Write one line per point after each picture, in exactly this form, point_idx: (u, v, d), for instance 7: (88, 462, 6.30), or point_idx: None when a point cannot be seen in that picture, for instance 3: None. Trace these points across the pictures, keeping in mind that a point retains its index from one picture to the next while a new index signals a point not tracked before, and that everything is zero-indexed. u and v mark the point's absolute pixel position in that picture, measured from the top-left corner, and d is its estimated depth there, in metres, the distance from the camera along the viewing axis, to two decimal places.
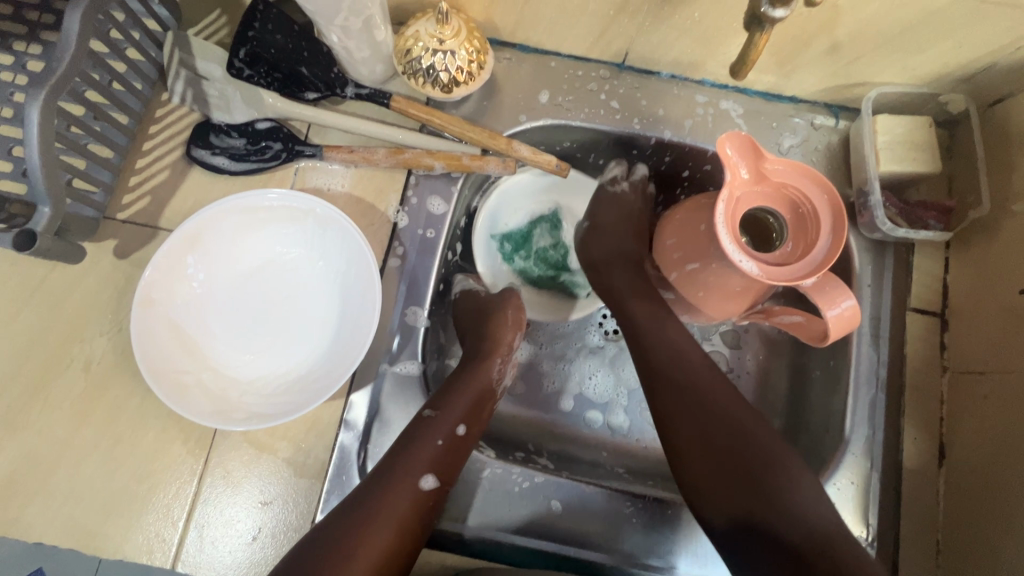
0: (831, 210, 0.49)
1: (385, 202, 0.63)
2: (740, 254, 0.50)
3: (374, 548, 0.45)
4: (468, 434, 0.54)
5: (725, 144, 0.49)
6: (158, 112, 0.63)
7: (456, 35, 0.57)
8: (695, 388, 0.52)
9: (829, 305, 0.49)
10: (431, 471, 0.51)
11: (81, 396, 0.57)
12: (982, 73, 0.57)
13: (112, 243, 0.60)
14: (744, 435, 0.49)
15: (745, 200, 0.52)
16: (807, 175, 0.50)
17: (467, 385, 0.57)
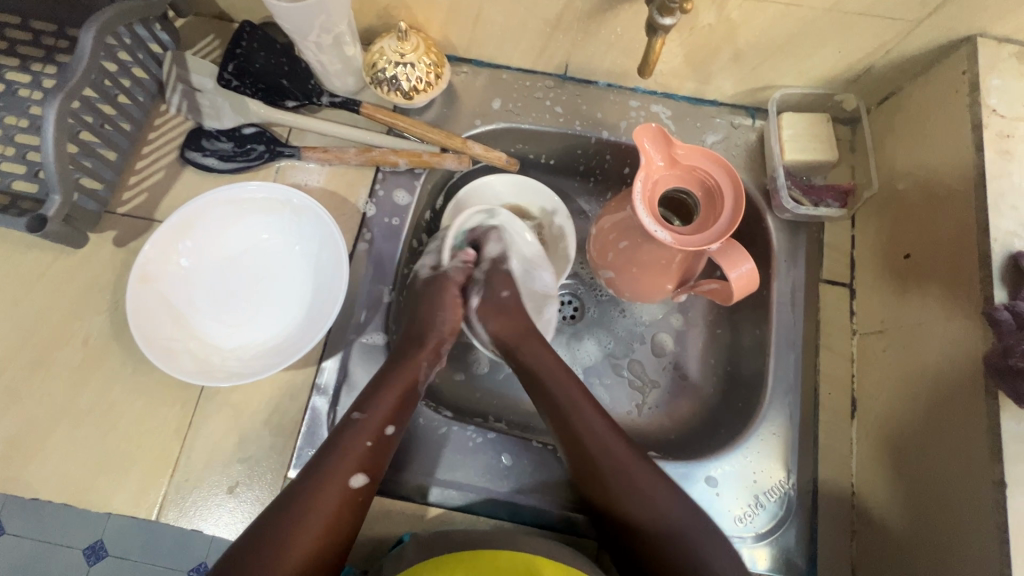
0: (732, 187, 0.57)
1: (355, 195, 0.71)
2: (655, 225, 0.58)
3: (302, 548, 0.51)
4: (394, 436, 0.58)
5: (639, 136, 0.58)
6: (157, 121, 0.72)
7: (415, 50, 0.67)
8: (597, 449, 0.58)
9: (731, 268, 0.57)
10: (360, 471, 0.56)
11: (79, 367, 0.63)
12: (864, 74, 0.66)
13: (112, 233, 0.68)
14: (637, 489, 0.56)
15: (662, 183, 0.60)
16: (711, 159, 0.59)
17: (393, 386, 0.59)
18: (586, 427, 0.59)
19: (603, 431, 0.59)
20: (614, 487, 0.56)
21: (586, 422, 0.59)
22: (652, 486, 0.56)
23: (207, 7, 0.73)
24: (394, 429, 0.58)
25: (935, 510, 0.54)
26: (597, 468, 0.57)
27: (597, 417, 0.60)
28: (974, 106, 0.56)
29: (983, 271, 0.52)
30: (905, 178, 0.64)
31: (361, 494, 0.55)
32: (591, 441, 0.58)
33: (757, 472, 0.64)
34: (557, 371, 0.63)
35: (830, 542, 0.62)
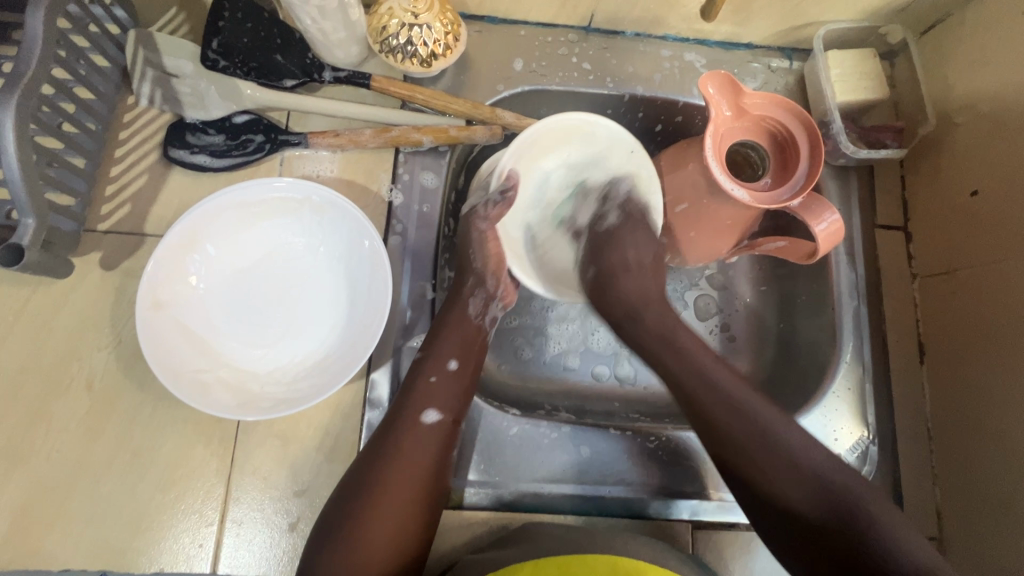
0: (807, 134, 0.54)
1: (377, 182, 0.63)
2: (731, 183, 0.53)
3: (403, 488, 0.51)
4: (461, 370, 0.56)
5: (707, 83, 0.53)
6: (126, 116, 0.61)
7: (430, 8, 0.58)
8: (709, 394, 0.52)
9: (816, 220, 0.54)
10: (433, 407, 0.54)
11: (87, 415, 0.55)
12: (914, 3, 0.63)
13: (97, 255, 0.58)
14: (764, 430, 0.50)
15: (729, 136, 0.56)
16: (782, 107, 0.55)
17: (451, 323, 0.58)
18: (685, 363, 0.54)
19: (719, 369, 0.54)
20: (735, 431, 0.51)
21: (692, 367, 0.54)
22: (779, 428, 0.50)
23: None
24: (458, 364, 0.56)
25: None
26: (698, 400, 0.53)
27: (710, 359, 0.55)
28: None
29: None
30: (963, 110, 0.62)
31: (437, 430, 0.53)
32: (694, 373, 0.54)
33: (836, 429, 0.62)
34: (634, 282, 0.61)
35: (912, 488, 0.62)
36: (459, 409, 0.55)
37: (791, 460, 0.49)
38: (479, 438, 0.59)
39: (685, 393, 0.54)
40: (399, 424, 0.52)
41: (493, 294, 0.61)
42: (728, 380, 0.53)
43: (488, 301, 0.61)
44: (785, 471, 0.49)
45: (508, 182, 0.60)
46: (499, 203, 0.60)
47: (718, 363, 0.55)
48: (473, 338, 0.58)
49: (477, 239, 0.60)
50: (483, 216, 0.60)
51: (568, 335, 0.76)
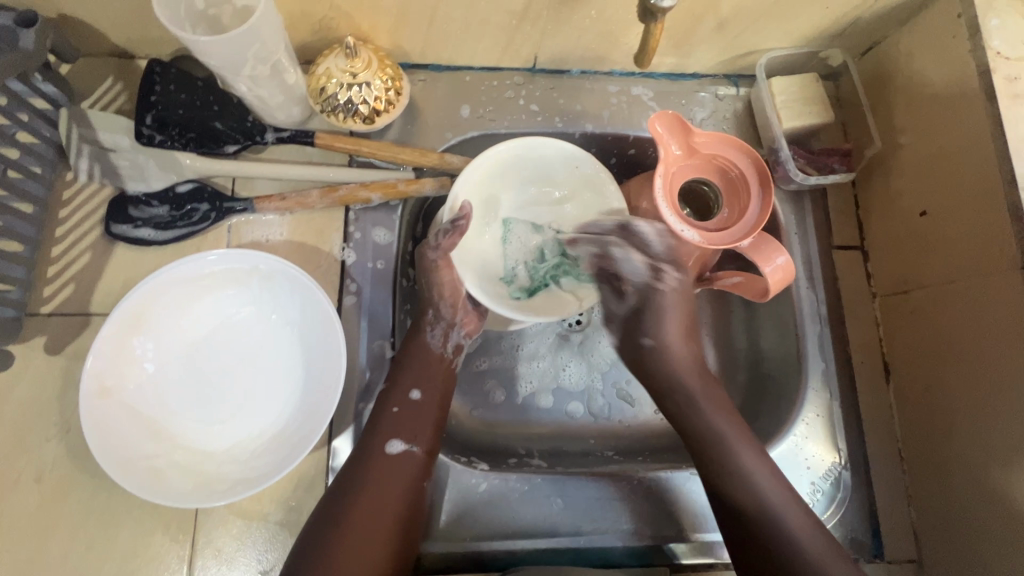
0: (757, 172, 0.54)
1: (328, 242, 0.62)
2: (682, 224, 0.53)
3: (372, 523, 0.50)
4: (424, 399, 0.57)
5: (656, 122, 0.53)
6: (65, 193, 0.59)
7: (368, 66, 0.57)
8: (710, 441, 0.56)
9: (766, 263, 0.55)
10: (397, 437, 0.54)
11: (38, 509, 0.53)
12: (850, 28, 0.63)
13: (41, 340, 0.56)
14: (747, 475, 0.54)
15: (680, 174, 0.56)
16: (732, 145, 0.55)
17: (413, 354, 0.59)
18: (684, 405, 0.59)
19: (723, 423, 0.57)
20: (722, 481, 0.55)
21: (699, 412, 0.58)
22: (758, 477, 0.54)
23: (98, 45, 0.60)
24: (423, 393, 0.57)
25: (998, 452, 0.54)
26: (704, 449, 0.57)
27: (720, 415, 0.58)
28: (977, 50, 0.54)
29: (1017, 223, 0.50)
30: (907, 131, 0.62)
31: (404, 460, 0.53)
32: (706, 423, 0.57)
33: (808, 457, 0.62)
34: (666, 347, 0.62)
35: (888, 510, 0.62)
36: (427, 438, 0.55)
37: (780, 519, 0.52)
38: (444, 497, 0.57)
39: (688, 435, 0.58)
40: (367, 456, 0.53)
41: (453, 323, 0.62)
42: (738, 434, 0.57)
43: (449, 329, 0.61)
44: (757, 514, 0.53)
45: (461, 214, 0.58)
46: (450, 232, 0.57)
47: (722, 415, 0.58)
48: (436, 366, 0.59)
49: (430, 268, 0.60)
50: (433, 246, 0.58)
51: (539, 374, 0.74)
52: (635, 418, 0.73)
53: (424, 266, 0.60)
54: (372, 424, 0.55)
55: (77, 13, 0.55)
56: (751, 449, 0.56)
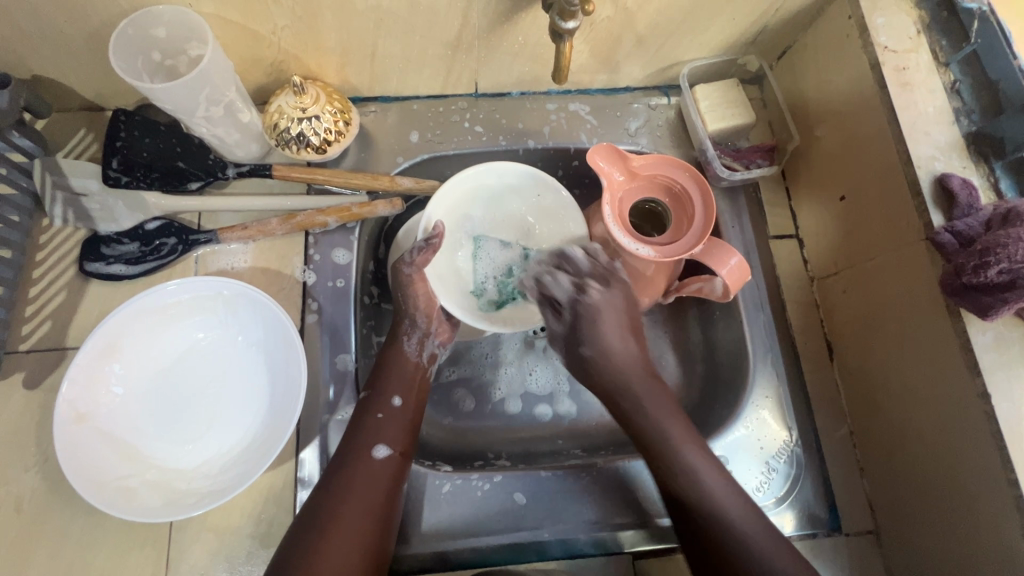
0: (697, 186, 0.58)
1: (290, 265, 0.66)
2: (636, 243, 0.58)
3: (351, 524, 0.51)
4: (404, 406, 0.59)
5: (593, 156, 0.58)
6: (41, 237, 0.64)
7: (316, 101, 0.63)
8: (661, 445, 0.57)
9: (721, 265, 0.57)
10: (383, 442, 0.56)
11: (17, 537, 0.55)
12: (760, 35, 0.69)
13: (20, 376, 0.59)
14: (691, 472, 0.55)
15: (627, 198, 0.60)
16: (669, 164, 0.59)
17: (392, 364, 0.61)
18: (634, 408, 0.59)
19: (683, 434, 0.58)
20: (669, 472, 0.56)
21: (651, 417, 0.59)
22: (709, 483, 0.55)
23: (70, 100, 0.65)
24: (403, 401, 0.59)
25: (931, 418, 0.56)
26: (658, 461, 0.57)
27: (675, 422, 0.58)
28: (868, 47, 0.59)
29: (918, 198, 0.54)
30: (822, 125, 0.67)
31: (386, 465, 0.55)
32: (652, 428, 0.58)
33: (760, 437, 0.64)
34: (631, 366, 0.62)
35: (844, 484, 0.64)
36: (408, 442, 0.57)
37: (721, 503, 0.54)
38: (416, 495, 0.60)
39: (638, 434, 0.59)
40: (352, 459, 0.54)
41: (430, 333, 0.64)
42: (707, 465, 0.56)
43: (425, 337, 0.64)
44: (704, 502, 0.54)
45: (434, 232, 0.60)
46: (423, 250, 0.60)
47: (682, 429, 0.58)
48: (412, 377, 0.61)
49: (406, 283, 0.61)
50: (407, 261, 0.60)
51: (507, 380, 0.76)
52: (601, 417, 0.76)
53: (399, 283, 0.62)
54: (357, 430, 0.56)
55: (48, 72, 0.60)
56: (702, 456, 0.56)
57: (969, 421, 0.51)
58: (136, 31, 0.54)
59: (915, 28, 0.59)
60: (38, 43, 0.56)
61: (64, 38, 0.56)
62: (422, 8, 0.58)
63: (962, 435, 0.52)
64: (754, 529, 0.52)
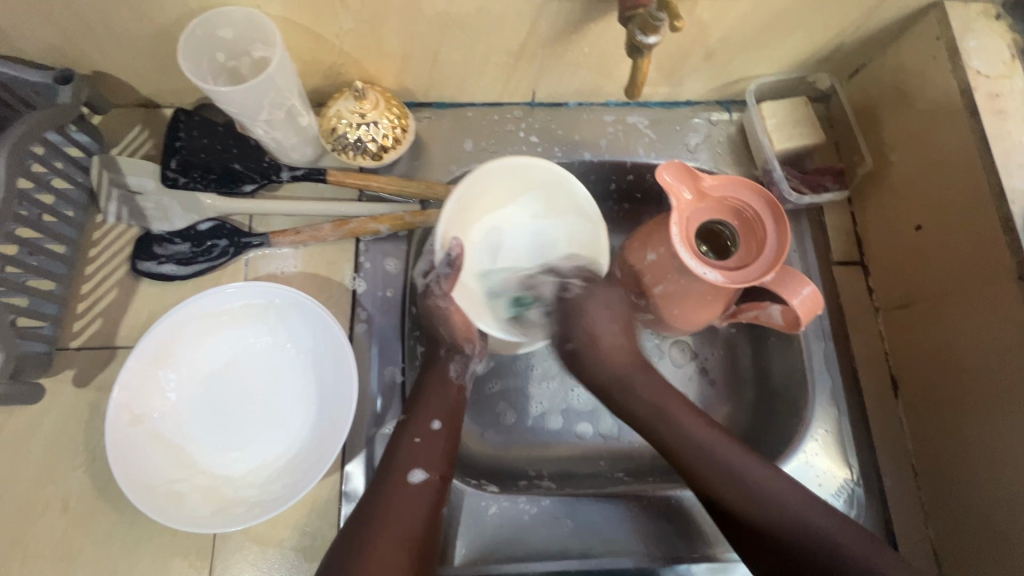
0: (770, 209, 0.56)
1: (340, 272, 0.64)
2: (703, 267, 0.55)
3: (386, 554, 0.48)
4: (444, 429, 0.57)
5: (664, 173, 0.56)
6: (95, 234, 0.63)
7: (375, 107, 0.62)
8: (686, 444, 0.56)
9: (793, 295, 0.54)
10: (418, 467, 0.54)
11: (62, 538, 0.54)
12: (835, 53, 0.66)
13: (70, 373, 0.59)
14: (730, 468, 0.54)
15: (694, 219, 0.58)
16: (741, 186, 0.57)
17: (433, 385, 0.60)
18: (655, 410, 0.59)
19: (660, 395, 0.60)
20: (700, 468, 0.55)
21: (672, 422, 0.58)
22: (764, 476, 0.53)
23: (127, 97, 0.65)
24: (442, 424, 0.57)
25: (1008, 464, 0.53)
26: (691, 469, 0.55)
27: (695, 420, 0.57)
28: (957, 70, 0.56)
29: (1009, 234, 0.51)
30: (896, 149, 0.64)
31: (422, 490, 0.53)
32: (674, 433, 0.57)
33: (819, 474, 0.61)
34: (617, 361, 0.63)
35: (907, 529, 0.60)
36: (445, 464, 0.55)
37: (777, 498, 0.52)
38: (454, 512, 0.58)
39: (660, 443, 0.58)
40: (387, 483, 0.52)
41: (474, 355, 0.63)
42: (755, 465, 0.54)
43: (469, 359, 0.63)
44: (758, 498, 0.52)
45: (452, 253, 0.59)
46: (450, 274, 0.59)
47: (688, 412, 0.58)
48: (453, 398, 0.60)
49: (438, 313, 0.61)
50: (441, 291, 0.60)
51: (550, 395, 0.75)
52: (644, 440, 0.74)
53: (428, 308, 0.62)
54: (392, 455, 0.54)
55: (107, 68, 0.60)
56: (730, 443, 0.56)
57: None
58: (203, 32, 0.53)
59: (1009, 52, 0.56)
60: (103, 41, 0.56)
61: (128, 36, 0.55)
62: (491, 16, 0.56)
63: None
64: (828, 521, 0.51)
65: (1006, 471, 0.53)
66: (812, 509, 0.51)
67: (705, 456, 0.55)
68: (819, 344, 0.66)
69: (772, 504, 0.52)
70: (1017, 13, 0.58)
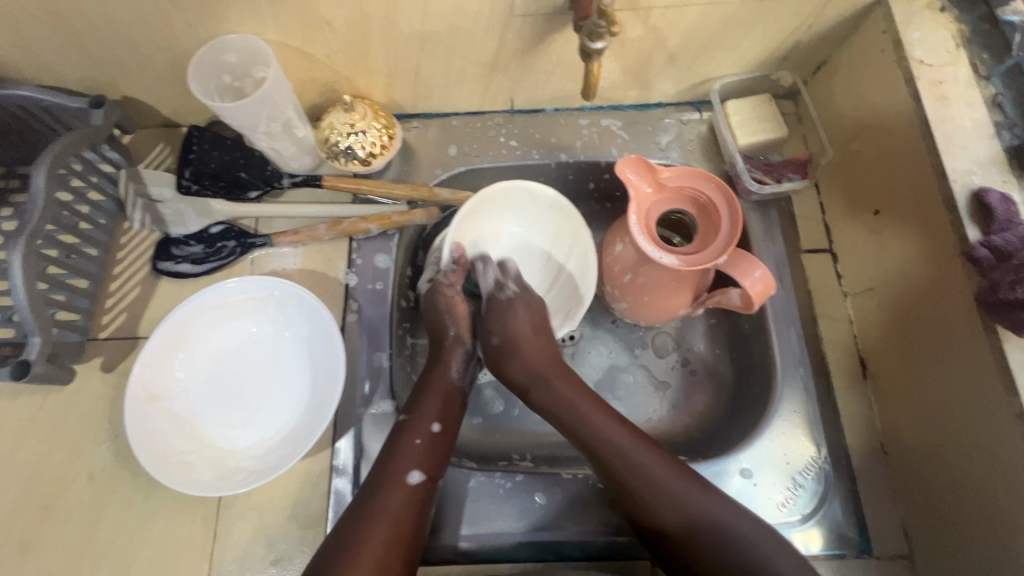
0: (723, 196, 0.59)
1: (334, 268, 0.71)
2: (660, 252, 0.59)
3: (377, 553, 0.50)
4: (443, 431, 0.59)
5: (623, 169, 0.60)
6: (123, 238, 0.72)
7: (364, 117, 0.68)
8: (607, 452, 0.56)
9: (744, 276, 0.58)
10: (417, 467, 0.56)
11: (88, 504, 0.61)
12: (794, 52, 0.69)
13: (99, 360, 0.67)
14: (658, 486, 0.53)
15: (655, 210, 0.62)
16: (696, 176, 0.60)
17: (436, 386, 0.62)
18: (565, 406, 0.60)
19: (599, 416, 0.58)
20: (634, 484, 0.54)
21: (586, 420, 0.58)
22: (684, 489, 0.53)
23: (151, 118, 0.74)
24: (441, 427, 0.60)
25: (970, 448, 0.53)
26: (619, 479, 0.55)
27: (611, 422, 0.58)
28: (902, 61, 0.59)
29: (952, 213, 0.53)
30: (856, 139, 0.67)
31: (419, 491, 0.55)
32: (588, 435, 0.58)
33: (787, 453, 0.63)
34: (539, 357, 0.64)
35: (874, 506, 0.62)
36: (440, 467, 0.58)
37: (721, 519, 0.51)
38: (450, 489, 0.63)
39: (579, 441, 0.58)
40: (386, 481, 0.55)
41: (473, 355, 0.67)
42: (667, 473, 0.54)
43: (468, 360, 0.66)
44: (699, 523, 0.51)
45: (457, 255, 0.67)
46: (455, 270, 0.67)
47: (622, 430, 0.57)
48: (452, 396, 0.63)
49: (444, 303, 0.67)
50: (447, 283, 0.67)
51: None
52: None
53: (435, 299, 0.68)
54: (392, 455, 0.57)
55: (134, 93, 0.69)
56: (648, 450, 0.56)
57: (1010, 445, 0.49)
58: (211, 57, 0.61)
59: (954, 42, 0.59)
60: (130, 70, 0.64)
61: (150, 64, 0.64)
62: (462, 32, 0.62)
63: (1003, 459, 0.50)
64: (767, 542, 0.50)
65: (961, 447, 0.54)
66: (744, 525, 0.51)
67: (631, 472, 0.55)
68: (789, 328, 0.68)
69: (708, 526, 0.51)
70: (963, 5, 0.60)
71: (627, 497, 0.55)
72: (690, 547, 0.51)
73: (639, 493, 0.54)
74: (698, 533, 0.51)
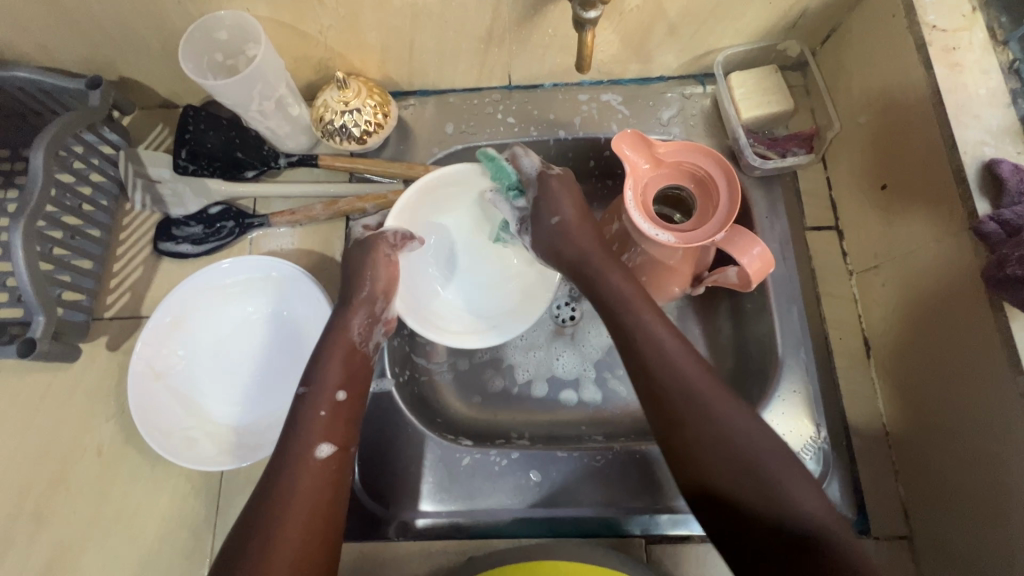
0: (723, 171, 0.58)
1: (331, 248, 0.71)
2: (656, 229, 0.57)
3: (291, 539, 0.46)
4: (349, 399, 0.56)
5: (620, 144, 0.58)
6: (125, 219, 0.72)
7: (358, 95, 0.67)
8: (661, 369, 0.49)
9: (743, 254, 0.57)
10: (325, 441, 0.53)
11: (97, 477, 0.63)
12: (801, 20, 0.67)
13: (105, 338, 0.68)
14: (710, 412, 0.46)
15: (652, 186, 0.60)
16: (696, 151, 0.59)
17: (334, 350, 0.58)
18: (621, 304, 0.54)
19: (663, 335, 0.51)
20: (678, 405, 0.47)
21: (640, 325, 0.52)
22: (733, 414, 0.46)
23: (150, 99, 0.74)
24: (347, 394, 0.57)
25: (973, 426, 0.52)
26: (662, 399, 0.48)
27: (664, 327, 0.51)
28: (914, 27, 0.56)
29: (962, 185, 0.51)
30: (865, 111, 0.64)
31: (328, 466, 0.51)
32: (648, 349, 0.50)
33: (786, 433, 0.62)
34: (587, 240, 0.59)
35: (874, 487, 0.61)
36: (353, 436, 0.55)
37: (778, 473, 0.43)
38: (441, 472, 0.63)
39: (633, 356, 0.51)
40: (292, 459, 0.51)
41: (379, 318, 0.63)
42: (731, 411, 0.46)
43: (373, 322, 0.62)
44: (754, 474, 0.44)
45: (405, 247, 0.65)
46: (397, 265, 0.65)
47: (695, 363, 0.49)
48: (356, 360, 0.59)
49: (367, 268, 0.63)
50: (390, 243, 0.64)
51: (535, 363, 0.76)
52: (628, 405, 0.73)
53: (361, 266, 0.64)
54: (295, 433, 0.53)
55: (130, 73, 0.69)
56: (702, 375, 0.48)
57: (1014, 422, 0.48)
58: (202, 34, 0.61)
59: (969, 6, 0.56)
60: (125, 50, 0.64)
61: (144, 44, 0.63)
62: (454, 5, 0.61)
63: (1005, 437, 0.49)
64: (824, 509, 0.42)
65: (962, 424, 0.53)
66: (793, 462, 0.44)
67: (690, 407, 0.47)
68: (790, 307, 0.66)
69: (762, 479, 0.43)
70: None
71: (672, 434, 0.47)
72: (729, 498, 0.44)
73: (690, 428, 0.46)
74: (734, 484, 0.44)
